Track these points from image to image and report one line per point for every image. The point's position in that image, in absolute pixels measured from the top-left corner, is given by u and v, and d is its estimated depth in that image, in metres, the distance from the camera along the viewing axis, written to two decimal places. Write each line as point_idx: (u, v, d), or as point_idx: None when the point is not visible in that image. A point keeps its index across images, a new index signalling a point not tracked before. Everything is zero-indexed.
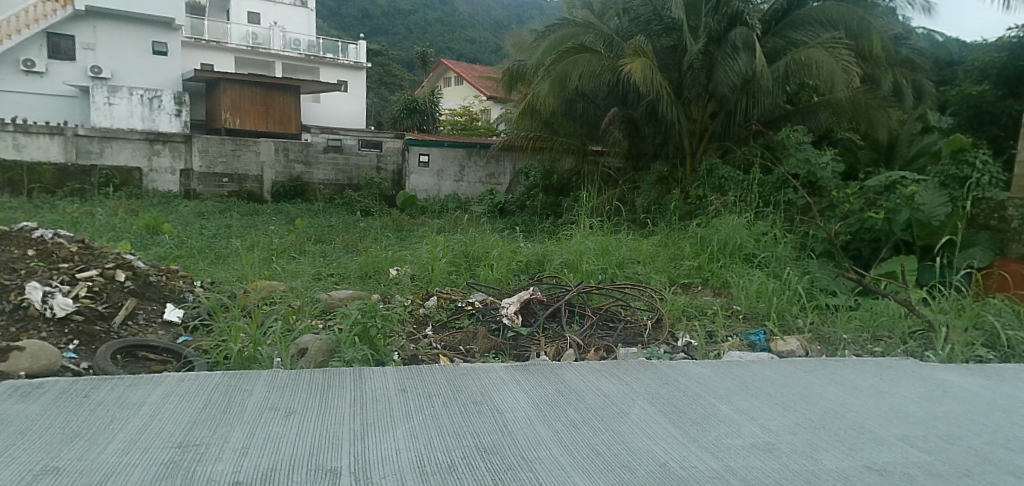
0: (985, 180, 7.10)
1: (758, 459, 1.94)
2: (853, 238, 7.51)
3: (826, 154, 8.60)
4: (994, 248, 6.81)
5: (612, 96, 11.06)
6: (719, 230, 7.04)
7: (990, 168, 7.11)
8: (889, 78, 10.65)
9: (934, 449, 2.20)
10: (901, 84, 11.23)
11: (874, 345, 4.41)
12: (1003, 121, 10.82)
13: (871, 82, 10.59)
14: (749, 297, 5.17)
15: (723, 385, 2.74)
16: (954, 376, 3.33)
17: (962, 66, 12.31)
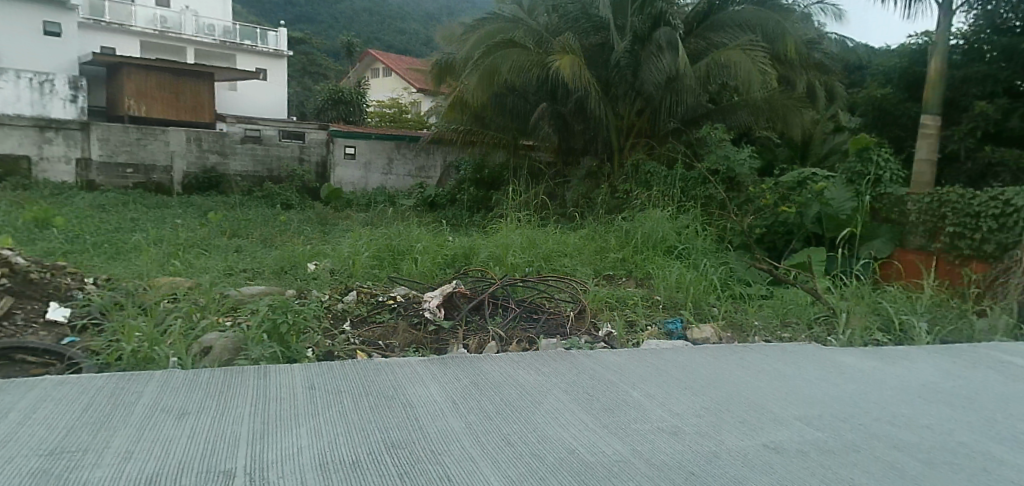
0: (884, 177, 7.61)
1: (663, 441, 2.01)
2: (768, 232, 7.90)
3: (744, 151, 8.99)
4: (895, 240, 7.39)
5: (541, 91, 11.15)
6: (643, 224, 7.24)
7: (889, 166, 7.64)
8: (803, 80, 11.23)
9: (827, 426, 2.36)
10: (814, 87, 11.88)
11: (783, 330, 4.64)
12: (904, 122, 11.65)
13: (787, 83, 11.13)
14: (669, 287, 5.36)
15: (637, 372, 2.82)
16: (851, 359, 3.56)
17: (867, 70, 13.18)
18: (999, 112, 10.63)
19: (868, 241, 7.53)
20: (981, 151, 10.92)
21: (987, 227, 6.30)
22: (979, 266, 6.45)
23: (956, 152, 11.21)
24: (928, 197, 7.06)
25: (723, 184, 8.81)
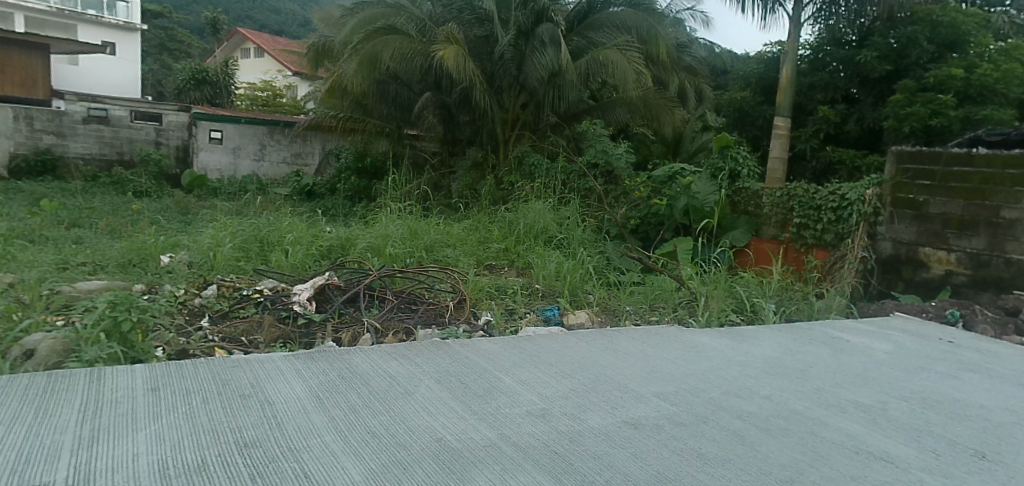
0: (741, 173, 8.33)
1: (530, 424, 2.07)
2: (642, 222, 8.36)
3: (621, 146, 9.34)
4: (752, 230, 8.25)
5: (425, 81, 10.98)
6: (526, 215, 7.34)
7: (748, 162, 8.39)
8: (675, 80, 11.83)
9: (682, 402, 2.57)
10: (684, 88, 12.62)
11: (651, 314, 4.91)
12: (760, 123, 12.69)
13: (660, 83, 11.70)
14: (548, 276, 5.48)
15: (510, 358, 2.88)
16: (708, 339, 3.84)
17: (730, 74, 14.21)
18: (838, 116, 11.96)
19: (730, 230, 8.34)
20: (823, 151, 12.14)
21: (828, 218, 7.36)
22: (821, 253, 7.50)
23: (803, 151, 12.40)
24: (779, 191, 7.98)
25: (601, 178, 9.12)
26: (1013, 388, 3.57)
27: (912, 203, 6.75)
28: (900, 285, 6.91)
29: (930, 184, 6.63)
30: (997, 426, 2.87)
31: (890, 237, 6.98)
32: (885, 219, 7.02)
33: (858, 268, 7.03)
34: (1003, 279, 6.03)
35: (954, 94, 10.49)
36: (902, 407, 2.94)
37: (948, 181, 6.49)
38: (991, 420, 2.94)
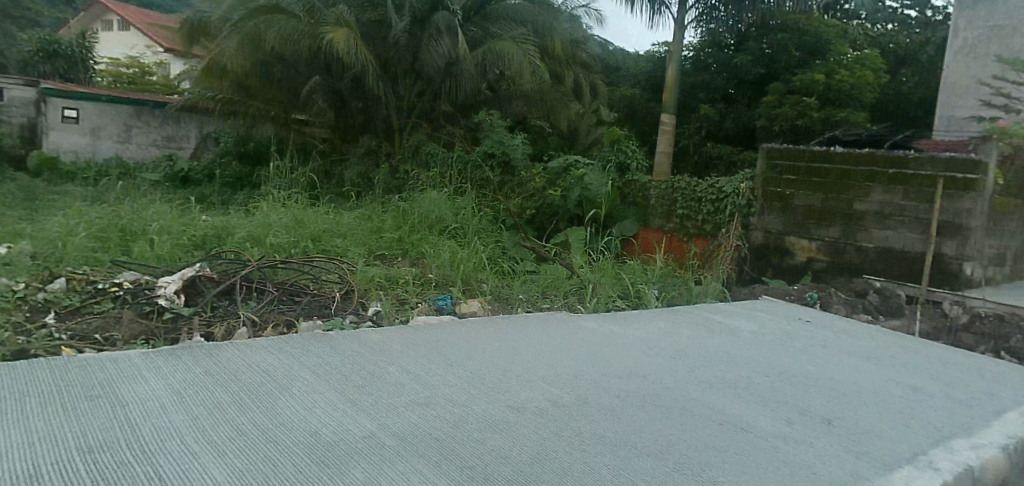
0: (632, 166, 8.99)
1: (413, 413, 2.05)
2: (538, 213, 8.45)
3: (518, 137, 9.24)
4: (640, 221, 8.75)
5: (314, 65, 10.50)
6: (421, 205, 7.19)
7: (636, 156, 9.07)
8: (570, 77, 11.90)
9: (564, 385, 2.68)
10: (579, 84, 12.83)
11: (542, 301, 5.01)
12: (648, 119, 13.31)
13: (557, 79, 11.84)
14: (442, 266, 5.35)
15: (396, 349, 2.81)
16: (594, 324, 3.99)
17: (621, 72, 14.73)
18: (718, 115, 12.75)
19: (620, 221, 8.74)
20: (705, 146, 12.88)
21: (707, 210, 7.94)
22: (701, 242, 8.07)
23: (686, 146, 13.13)
24: (663, 183, 8.47)
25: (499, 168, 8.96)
26: (859, 361, 3.99)
27: (781, 197, 7.41)
28: (769, 271, 7.58)
29: (795, 179, 7.32)
30: (843, 394, 3.21)
31: (761, 228, 7.62)
32: (756, 211, 7.65)
33: (735, 255, 7.54)
34: (857, 265, 6.84)
35: (817, 97, 11.49)
36: (764, 380, 3.24)
37: (810, 176, 7.21)
38: (839, 390, 3.27)
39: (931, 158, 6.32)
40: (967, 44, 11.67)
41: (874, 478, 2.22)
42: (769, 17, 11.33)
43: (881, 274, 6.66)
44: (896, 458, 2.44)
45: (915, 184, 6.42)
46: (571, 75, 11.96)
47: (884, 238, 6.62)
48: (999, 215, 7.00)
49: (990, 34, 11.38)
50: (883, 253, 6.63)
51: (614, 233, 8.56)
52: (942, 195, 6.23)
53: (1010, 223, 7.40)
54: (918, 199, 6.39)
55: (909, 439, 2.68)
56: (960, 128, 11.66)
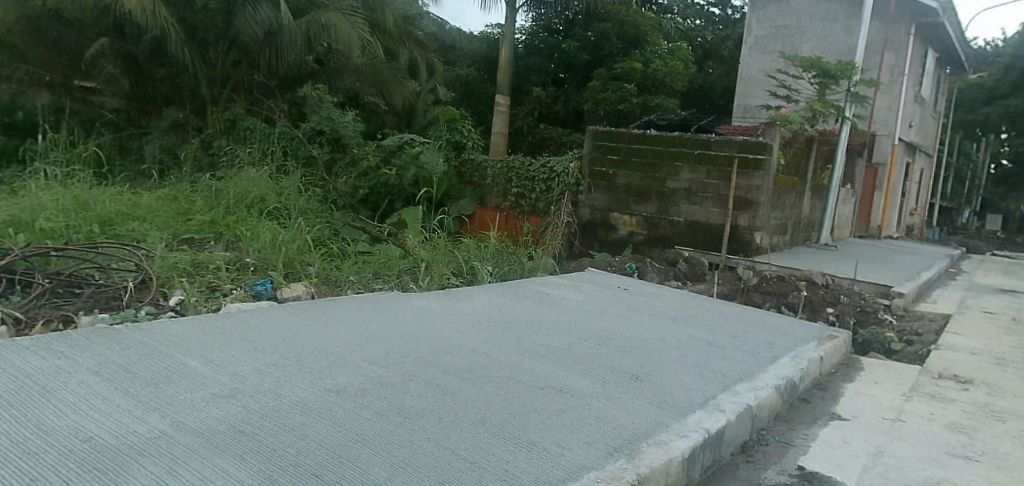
0: (467, 145, 9.06)
1: (215, 407, 1.91)
2: (371, 192, 8.15)
3: (347, 113, 8.76)
4: (477, 200, 8.78)
5: (103, 25, 9.19)
6: (237, 184, 6.59)
7: (472, 136, 9.17)
8: (404, 53, 11.69)
9: (389, 364, 2.63)
10: (415, 61, 12.51)
11: (376, 282, 4.85)
12: (485, 99, 13.56)
13: (390, 55, 11.51)
14: (260, 249, 4.88)
15: (200, 340, 2.56)
16: (424, 302, 3.95)
17: (457, 50, 14.74)
18: (549, 98, 13.24)
19: (456, 200, 8.77)
20: (537, 128, 13.32)
21: (541, 189, 8.23)
22: (535, 220, 8.35)
23: (521, 127, 13.48)
24: (498, 163, 8.65)
25: (328, 145, 8.46)
26: (669, 322, 4.39)
27: (604, 176, 7.87)
28: (596, 245, 8.00)
29: (616, 159, 7.80)
30: (653, 353, 3.52)
31: (589, 205, 8.02)
32: (584, 189, 8.06)
33: (566, 230, 7.88)
34: (670, 236, 7.50)
35: (636, 84, 12.36)
36: (585, 346, 3.45)
37: (630, 156, 7.73)
38: (650, 349, 3.58)
39: (728, 141, 7.15)
40: (759, 41, 13.22)
41: (672, 424, 2.50)
42: (594, 6, 11.91)
43: (690, 245, 7.39)
44: (691, 405, 2.75)
45: (716, 164, 7.24)
46: (405, 51, 11.72)
47: (692, 213, 7.36)
48: (782, 191, 8.07)
49: (776, 34, 13.01)
50: (691, 226, 7.36)
51: (450, 212, 8.57)
52: (738, 174, 7.11)
53: (790, 198, 8.57)
54: (719, 178, 7.20)
55: (702, 387, 3.02)
56: (753, 115, 13.23)
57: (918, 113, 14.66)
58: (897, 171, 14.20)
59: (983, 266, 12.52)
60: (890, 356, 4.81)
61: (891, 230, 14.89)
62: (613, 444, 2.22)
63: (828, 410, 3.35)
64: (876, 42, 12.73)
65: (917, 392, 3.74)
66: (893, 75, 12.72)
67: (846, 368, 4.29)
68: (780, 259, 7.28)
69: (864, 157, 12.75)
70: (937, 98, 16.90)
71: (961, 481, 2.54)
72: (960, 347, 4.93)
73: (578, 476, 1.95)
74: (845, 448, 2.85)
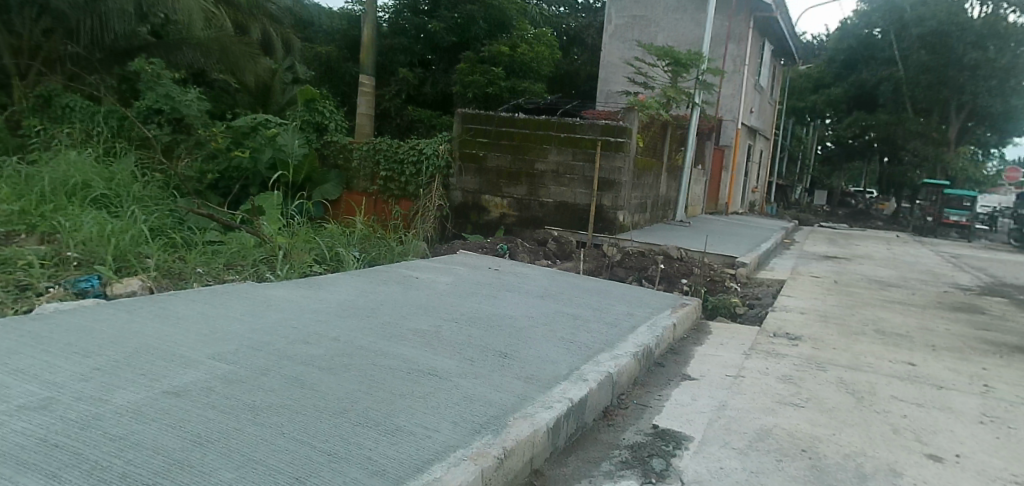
0: (329, 127, 8.68)
1: (20, 421, 1.71)
2: (222, 176, 7.61)
3: (190, 91, 8.01)
4: (342, 184, 8.43)
5: None
6: (55, 169, 5.82)
7: (335, 117, 8.80)
8: (256, 27, 10.87)
9: (239, 359, 2.46)
10: (268, 36, 11.69)
11: (227, 273, 4.49)
12: (347, 80, 13.07)
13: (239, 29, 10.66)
14: (85, 240, 4.35)
15: (4, 346, 2.25)
16: (281, 292, 3.72)
17: (316, 27, 14.01)
18: (416, 80, 13.01)
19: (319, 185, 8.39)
20: (405, 110, 13.05)
21: (410, 172, 8.07)
22: (405, 203, 8.20)
23: (388, 109, 13.18)
24: (365, 145, 8.39)
25: (167, 126, 7.71)
26: (537, 300, 4.48)
27: (473, 158, 7.85)
28: (468, 227, 7.98)
29: (484, 141, 7.79)
30: (522, 330, 3.58)
31: (459, 187, 7.98)
32: (454, 172, 7.98)
33: (436, 214, 7.79)
34: (539, 217, 7.68)
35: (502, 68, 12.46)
36: (454, 327, 3.44)
37: (498, 139, 7.75)
38: (519, 326, 3.65)
39: (592, 125, 7.40)
40: (618, 30, 13.78)
41: (537, 397, 2.55)
42: None
43: (558, 225, 7.62)
44: (556, 378, 2.82)
45: (580, 147, 7.47)
46: (256, 26, 10.91)
47: (559, 194, 7.57)
48: (640, 172, 8.52)
49: (634, 23, 13.63)
50: (559, 207, 7.59)
51: (314, 197, 8.18)
52: (600, 156, 7.40)
53: (648, 179, 9.07)
54: (584, 160, 7.45)
55: (569, 359, 3.12)
56: (615, 100, 13.85)
57: (757, 100, 16.07)
58: (740, 152, 15.54)
59: (811, 237, 14.09)
60: (734, 320, 5.27)
61: (735, 206, 16.31)
62: (480, 422, 2.23)
63: (680, 372, 3.60)
64: (721, 34, 13.73)
65: (754, 350, 4.12)
66: (736, 65, 13.82)
67: (697, 333, 4.63)
68: (640, 236, 7.71)
69: (712, 140, 13.78)
70: (773, 86, 18.60)
71: (788, 426, 2.83)
72: (791, 308, 5.51)
73: (443, 456, 1.93)
74: (693, 404, 3.08)
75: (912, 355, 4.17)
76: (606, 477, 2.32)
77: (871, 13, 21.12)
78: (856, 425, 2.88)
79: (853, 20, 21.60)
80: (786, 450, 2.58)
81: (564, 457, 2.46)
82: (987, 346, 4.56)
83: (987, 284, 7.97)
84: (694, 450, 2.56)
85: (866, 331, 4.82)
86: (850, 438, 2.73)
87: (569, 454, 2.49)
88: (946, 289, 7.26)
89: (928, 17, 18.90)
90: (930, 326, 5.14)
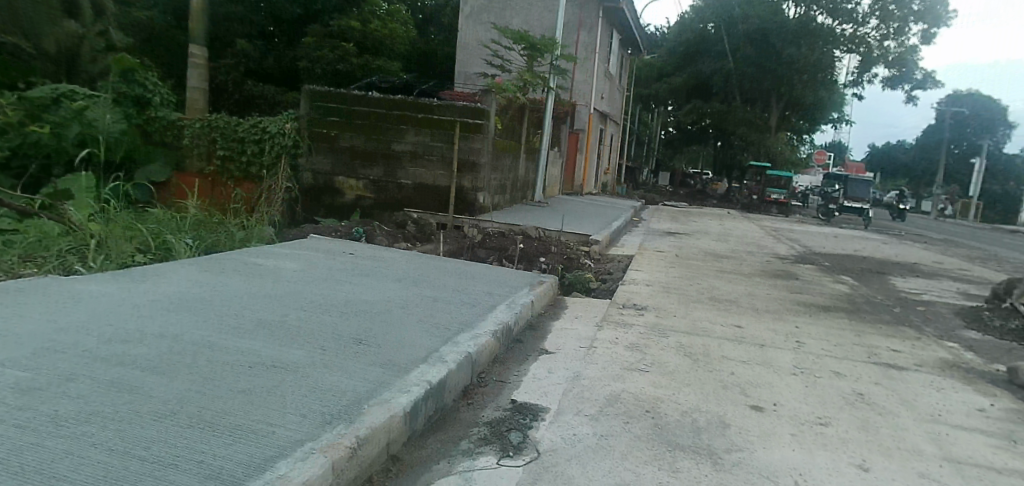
0: (153, 101, 7.83)
1: None
2: (18, 155, 6.60)
3: None
4: (171, 164, 7.72)
5: None
6: None
7: (159, 90, 7.97)
8: None
9: (37, 364, 2.14)
10: None
11: (24, 267, 3.88)
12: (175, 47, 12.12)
13: None
14: None
15: None
16: (95, 286, 3.31)
17: None
18: (256, 53, 12.11)
19: (144, 165, 7.62)
20: (245, 85, 12.10)
21: (252, 151, 7.52)
22: (247, 185, 7.65)
23: (224, 84, 11.99)
24: (198, 122, 7.70)
25: None
26: (395, 283, 4.36)
27: (324, 137, 7.47)
28: (320, 211, 7.61)
29: (336, 120, 7.43)
30: (377, 314, 3.47)
31: (309, 169, 7.57)
32: (303, 152, 7.57)
33: (284, 196, 7.34)
34: (397, 199, 7.50)
35: (354, 44, 11.99)
36: (303, 315, 3.25)
37: (350, 118, 7.43)
38: (375, 311, 3.53)
39: (450, 106, 7.32)
40: (474, 11, 13.73)
41: (393, 382, 2.48)
42: None
43: (417, 207, 7.50)
44: (414, 361, 2.76)
45: (438, 127, 7.37)
46: None
47: (417, 175, 7.43)
48: (499, 154, 8.59)
49: (489, 5, 13.67)
50: (419, 188, 7.46)
51: (137, 180, 7.40)
52: (458, 137, 7.35)
53: (507, 160, 9.17)
54: (442, 141, 7.36)
55: (428, 341, 3.08)
56: (473, 82, 13.88)
57: (607, 87, 16.82)
58: (593, 135, 16.23)
59: (656, 214, 15.11)
60: (589, 294, 5.51)
61: (588, 187, 17.05)
62: (331, 412, 2.12)
63: (538, 347, 3.69)
64: (573, 22, 14.21)
65: (605, 321, 4.34)
66: (587, 52, 14.37)
67: (553, 309, 4.76)
68: (500, 217, 7.81)
69: (567, 123, 14.23)
70: (621, 73, 19.57)
71: (634, 390, 2.99)
72: (639, 281, 5.86)
73: (290, 452, 1.81)
74: (549, 377, 3.17)
75: (740, 319, 4.61)
76: (465, 455, 2.31)
77: (705, 9, 22.85)
78: (693, 384, 3.12)
79: (691, 14, 23.26)
80: (631, 412, 2.74)
81: (422, 440, 2.41)
82: (799, 307, 5.18)
83: (800, 253, 9.04)
84: (550, 421, 2.63)
85: (702, 299, 5.24)
86: (686, 396, 2.96)
87: (427, 436, 2.45)
88: (768, 259, 8.13)
89: (752, 15, 20.86)
90: (756, 292, 5.72)
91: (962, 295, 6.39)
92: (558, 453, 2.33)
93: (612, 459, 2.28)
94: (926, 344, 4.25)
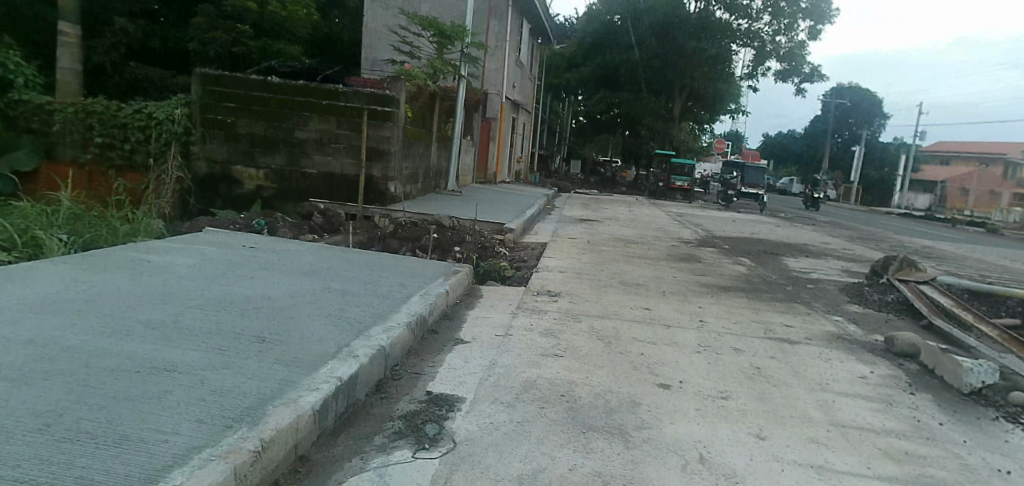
0: (17, 83, 7.10)
1: None
2: None
3: None
4: (40, 152, 7.03)
5: None
6: None
7: (23, 71, 7.24)
8: None
9: None
10: None
11: None
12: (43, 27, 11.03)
13: None
14: None
15: None
16: None
17: None
18: (140, 33, 11.26)
19: None
20: (127, 67, 11.21)
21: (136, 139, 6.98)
22: (132, 176, 7.10)
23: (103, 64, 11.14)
24: (71, 106, 7.04)
25: None
26: (301, 277, 4.17)
27: (220, 124, 7.04)
28: (218, 202, 7.19)
29: (232, 106, 7.02)
30: (281, 310, 3.30)
31: (204, 157, 7.13)
32: (197, 140, 7.12)
33: (175, 187, 6.87)
34: (302, 189, 7.20)
35: (251, 26, 11.45)
36: (198, 313, 3.05)
37: (248, 103, 7.04)
38: (279, 306, 3.36)
39: (357, 93, 7.08)
40: None
41: (300, 380, 2.36)
42: None
43: (324, 197, 7.22)
44: (323, 357, 2.64)
45: (345, 115, 7.11)
46: None
47: (323, 164, 7.16)
48: (410, 142, 8.41)
49: None
50: (325, 177, 7.19)
51: None
52: (367, 125, 7.13)
53: (418, 148, 9.00)
54: (349, 129, 7.12)
55: (336, 336, 2.96)
56: (380, 68, 13.56)
57: (518, 75, 16.86)
58: (505, 123, 16.26)
59: (568, 202, 15.37)
60: (504, 282, 5.50)
61: (502, 175, 17.10)
62: (232, 416, 1.99)
63: (453, 337, 3.64)
64: (483, 9, 14.09)
65: (521, 308, 4.35)
66: (497, 40, 14.32)
67: (468, 298, 4.73)
68: (412, 206, 7.66)
69: (479, 111, 14.15)
70: (532, 62, 19.68)
71: (550, 376, 3.01)
72: (552, 268, 5.92)
73: (186, 460, 1.68)
74: (464, 367, 3.13)
75: (648, 301, 4.76)
76: (378, 450, 2.24)
77: None
78: (605, 366, 3.18)
79: (599, 6, 23.68)
80: (546, 397, 2.75)
81: (333, 438, 2.31)
82: (703, 288, 5.40)
83: (703, 237, 9.44)
84: (466, 410, 2.59)
85: (613, 284, 5.37)
86: (600, 378, 3.01)
87: (338, 434, 2.35)
88: (673, 243, 8.43)
89: (656, 8, 21.50)
90: (663, 275, 5.92)
91: (846, 272, 6.90)
92: (476, 442, 2.30)
93: (528, 444, 2.28)
94: (816, 319, 4.55)
